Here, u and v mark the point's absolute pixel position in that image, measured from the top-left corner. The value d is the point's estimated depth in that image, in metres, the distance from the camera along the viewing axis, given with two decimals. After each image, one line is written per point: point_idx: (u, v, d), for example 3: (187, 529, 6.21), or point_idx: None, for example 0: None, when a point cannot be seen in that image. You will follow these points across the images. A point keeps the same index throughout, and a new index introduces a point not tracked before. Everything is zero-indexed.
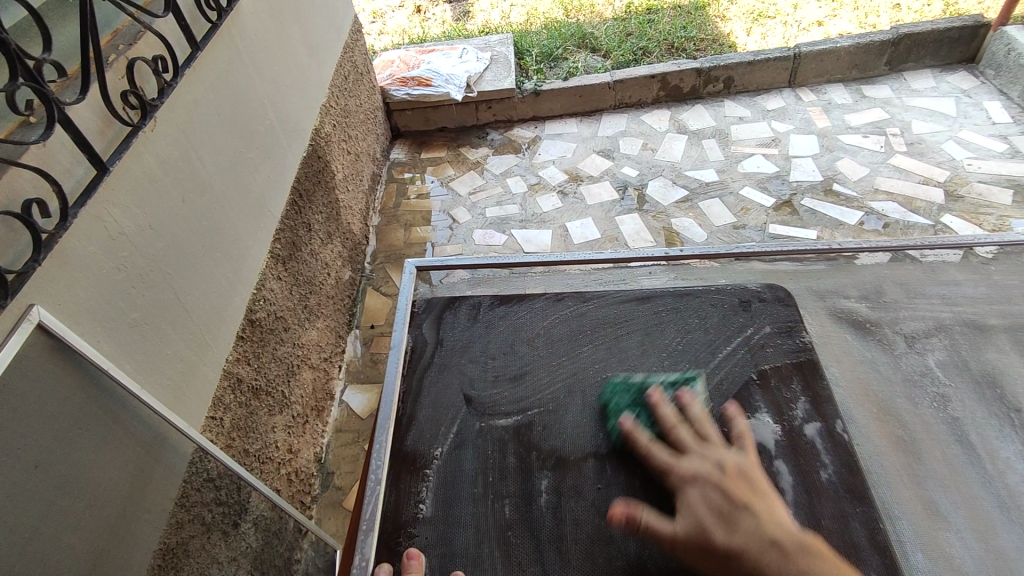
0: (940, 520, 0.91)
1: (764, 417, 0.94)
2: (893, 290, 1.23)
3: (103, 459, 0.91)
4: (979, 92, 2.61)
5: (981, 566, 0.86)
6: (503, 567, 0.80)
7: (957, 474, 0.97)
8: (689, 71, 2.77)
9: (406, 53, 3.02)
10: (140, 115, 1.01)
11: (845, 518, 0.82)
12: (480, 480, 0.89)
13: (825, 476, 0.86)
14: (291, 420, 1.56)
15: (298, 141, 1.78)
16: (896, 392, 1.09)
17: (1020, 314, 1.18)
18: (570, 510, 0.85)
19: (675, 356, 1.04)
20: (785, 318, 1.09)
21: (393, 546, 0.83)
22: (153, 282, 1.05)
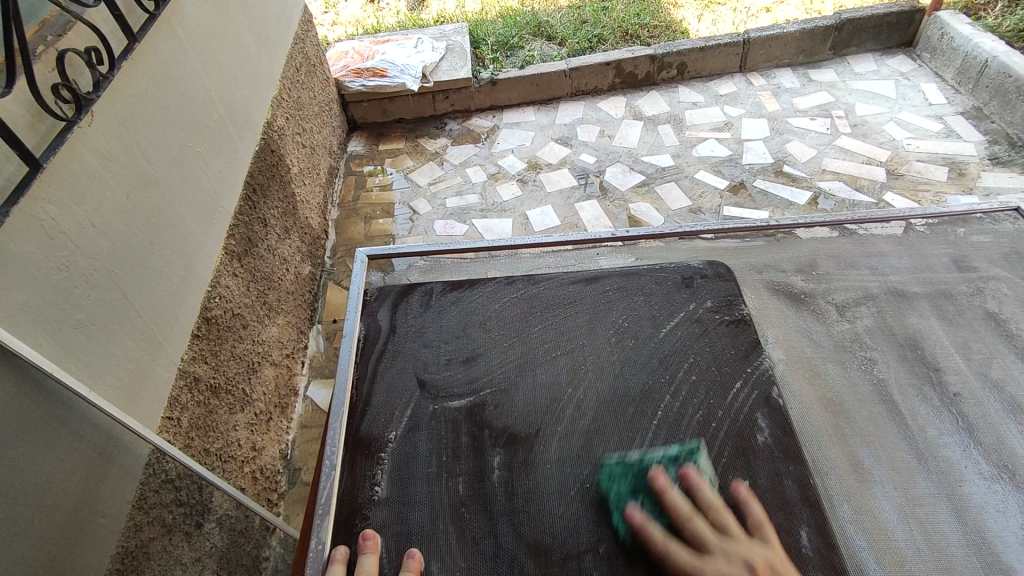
0: (864, 474, 0.91)
1: (707, 385, 0.98)
2: (826, 263, 1.23)
3: (52, 464, 0.89)
4: (917, 74, 2.72)
5: (901, 516, 0.86)
6: (457, 541, 0.82)
7: (881, 430, 0.96)
8: (643, 58, 2.80)
9: (359, 44, 2.98)
10: (74, 110, 0.97)
11: (780, 477, 0.86)
12: (435, 460, 0.91)
13: (761, 438, 0.90)
14: (253, 418, 1.54)
15: (249, 134, 1.74)
16: (827, 358, 1.07)
17: (940, 280, 1.18)
18: (521, 484, 0.87)
19: (623, 334, 1.07)
20: (724, 292, 1.13)
21: (349, 528, 0.84)
22: (99, 282, 1.02)
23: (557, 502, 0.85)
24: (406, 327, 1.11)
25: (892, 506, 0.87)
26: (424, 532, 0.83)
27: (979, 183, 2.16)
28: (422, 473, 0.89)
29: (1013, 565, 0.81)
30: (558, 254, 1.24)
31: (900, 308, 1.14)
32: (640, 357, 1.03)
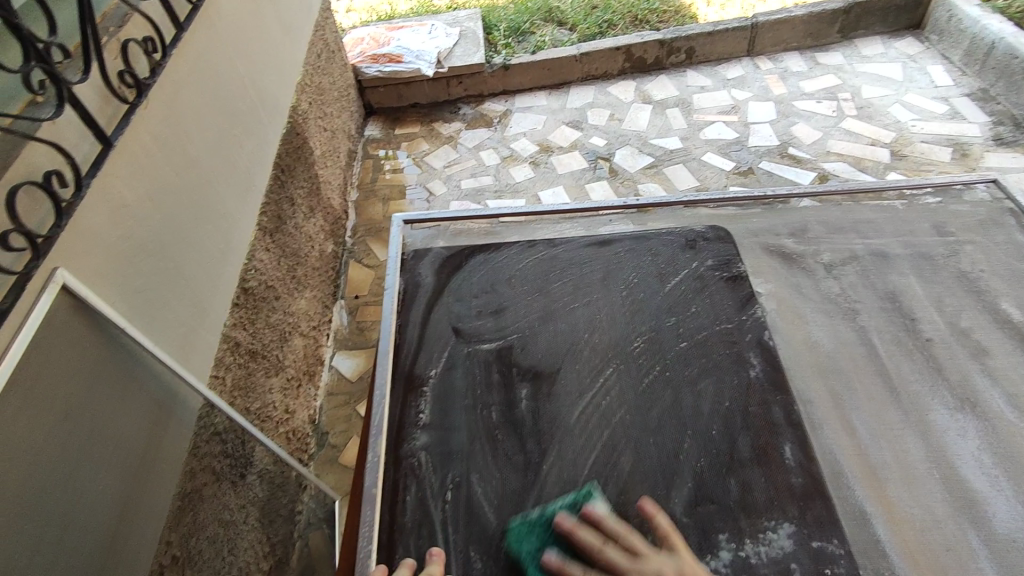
0: (840, 404, 0.99)
1: (707, 330, 1.08)
2: (816, 227, 1.28)
3: (127, 411, 1.01)
4: (924, 56, 2.76)
5: (875, 437, 0.94)
6: (492, 459, 0.92)
7: (861, 370, 1.03)
8: (652, 42, 2.86)
9: (375, 30, 3.05)
10: (136, 94, 1.07)
11: (768, 404, 0.97)
12: (470, 393, 1.01)
13: (754, 373, 1.01)
14: (286, 383, 1.65)
15: (278, 118, 1.84)
16: (813, 306, 1.14)
17: (922, 245, 1.24)
18: (545, 413, 0.97)
19: (632, 289, 1.16)
20: (724, 254, 1.22)
21: (397, 449, 0.95)
22: (156, 252, 1.13)
23: (579, 428, 0.95)
24: (433, 285, 1.20)
25: (865, 429, 0.95)
26: (463, 456, 0.93)
27: (981, 163, 2.22)
28: (461, 408, 0.99)
29: (969, 479, 0.89)
30: (572, 221, 1.33)
31: (883, 267, 1.20)
32: (648, 308, 1.12)
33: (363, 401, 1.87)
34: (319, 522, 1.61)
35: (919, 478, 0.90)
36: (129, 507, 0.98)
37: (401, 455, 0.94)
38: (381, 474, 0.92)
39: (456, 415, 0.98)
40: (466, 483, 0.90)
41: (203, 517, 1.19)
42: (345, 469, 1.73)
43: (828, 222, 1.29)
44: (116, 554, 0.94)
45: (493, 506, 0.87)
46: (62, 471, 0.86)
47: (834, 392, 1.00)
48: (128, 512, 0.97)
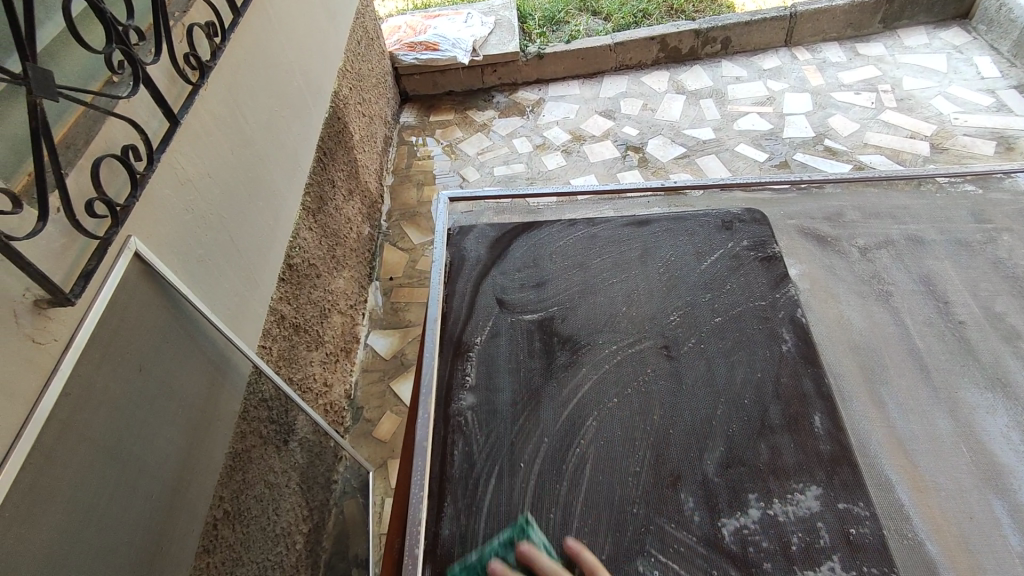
0: (873, 379, 1.02)
1: (741, 305, 1.10)
2: (852, 213, 1.29)
3: (188, 372, 1.08)
4: (970, 47, 2.70)
5: (904, 413, 0.97)
6: (532, 420, 0.97)
7: (892, 348, 1.06)
8: (688, 32, 2.85)
9: (412, 18, 3.10)
10: (199, 76, 1.14)
11: (799, 375, 0.99)
12: (513, 359, 1.05)
13: (786, 348, 1.03)
14: (325, 357, 1.72)
15: (322, 102, 1.91)
16: (848, 288, 1.16)
17: (959, 231, 1.24)
18: (584, 380, 1.01)
19: (667, 267, 1.18)
20: (759, 236, 1.23)
21: (446, 408, 1.00)
22: (213, 225, 1.20)
23: (618, 394, 0.99)
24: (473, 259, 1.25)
25: (895, 403, 0.98)
26: (505, 416, 0.98)
27: None
28: (503, 373, 1.04)
29: (998, 453, 0.92)
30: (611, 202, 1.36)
31: (918, 252, 1.21)
32: (684, 284, 1.15)
33: (396, 378, 1.94)
34: (352, 491, 1.67)
35: (945, 451, 0.93)
36: (189, 460, 1.05)
37: (449, 413, 0.99)
38: (431, 429, 0.97)
39: (501, 377, 1.03)
40: (508, 441, 0.94)
41: (250, 476, 1.26)
42: (379, 443, 1.79)
43: (863, 208, 1.30)
44: (178, 504, 1.01)
45: (534, 462, 0.91)
46: (134, 423, 0.94)
47: (867, 368, 1.03)
48: (189, 467, 1.05)
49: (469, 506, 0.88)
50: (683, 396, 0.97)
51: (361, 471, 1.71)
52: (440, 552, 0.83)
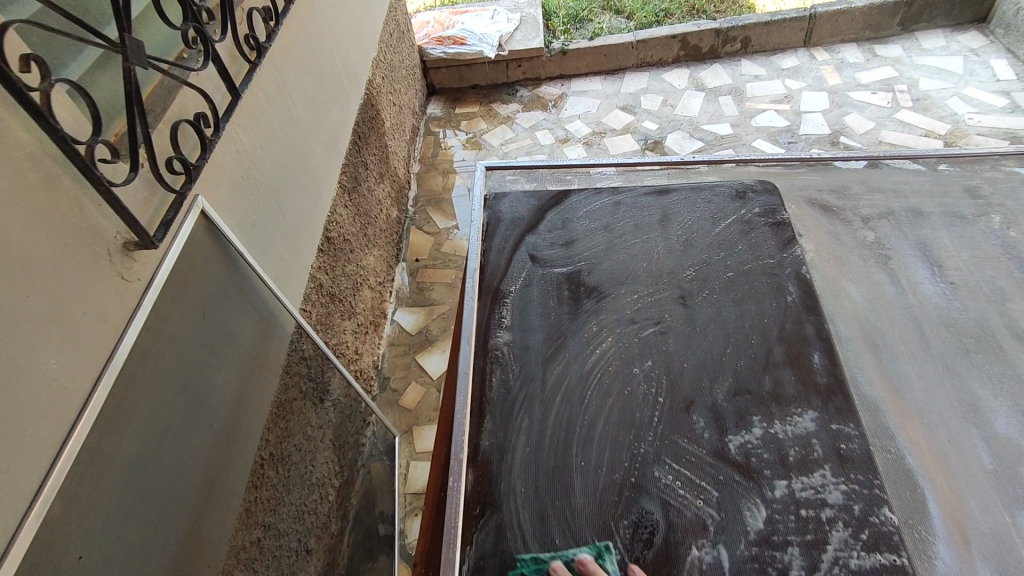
0: (875, 333, 1.07)
1: (752, 263, 1.16)
2: (857, 186, 1.34)
3: (240, 320, 1.17)
4: (987, 51, 2.74)
5: (904, 362, 1.02)
6: (564, 360, 1.01)
7: (893, 305, 1.11)
8: (708, 31, 2.93)
9: (440, 14, 3.21)
10: (256, 55, 1.25)
11: (801, 322, 1.04)
12: (545, 307, 1.11)
13: (791, 299, 1.08)
14: (357, 327, 1.83)
15: (357, 88, 2.02)
16: (851, 252, 1.21)
17: (964, 202, 1.28)
18: (612, 328, 1.06)
19: (683, 230, 1.24)
20: (771, 204, 1.28)
21: (484, 346, 1.05)
22: (265, 193, 1.30)
23: (644, 342, 1.03)
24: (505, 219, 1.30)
25: (893, 352, 1.04)
26: (537, 351, 1.03)
27: None
28: (535, 315, 1.09)
29: (988, 396, 0.97)
30: (633, 172, 1.40)
31: (916, 223, 1.25)
32: (699, 245, 1.20)
33: (421, 352, 2.04)
34: (379, 454, 1.76)
35: (944, 393, 0.98)
36: (242, 402, 1.15)
37: (488, 349, 1.04)
38: (471, 362, 1.02)
39: (535, 319, 1.08)
40: (540, 373, 1.00)
41: (292, 427, 1.37)
42: (405, 411, 1.90)
43: (868, 183, 1.34)
44: (234, 440, 1.12)
45: (565, 391, 0.97)
46: (198, 362, 1.04)
47: (874, 321, 1.09)
48: (241, 407, 1.15)
49: (506, 424, 0.93)
50: (698, 341, 1.03)
51: (388, 435, 1.81)
52: (480, 463, 0.89)
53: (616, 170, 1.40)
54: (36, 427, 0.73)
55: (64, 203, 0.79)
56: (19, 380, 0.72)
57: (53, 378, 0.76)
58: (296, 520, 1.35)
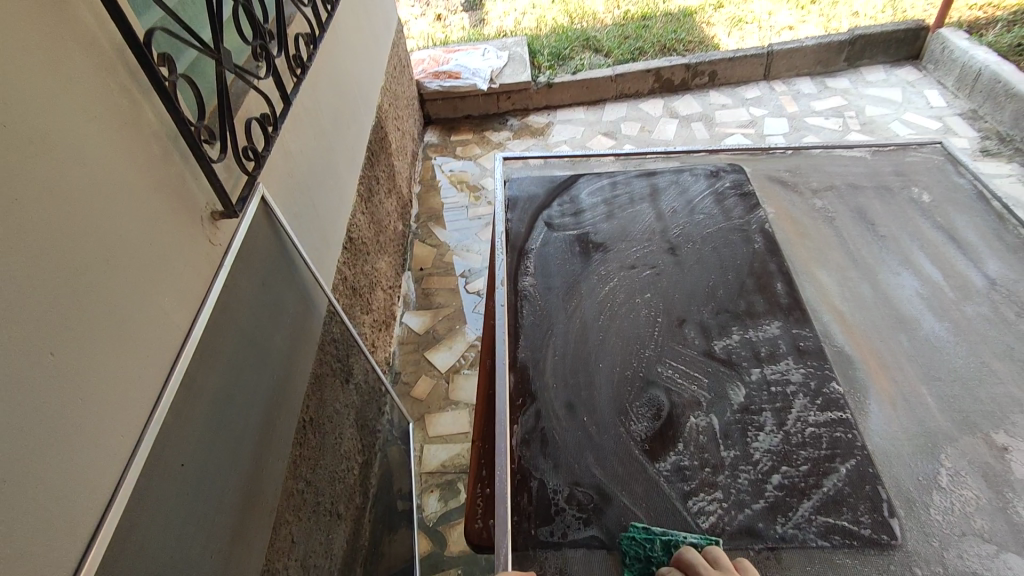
0: (851, 269, 1.17)
1: (722, 223, 1.29)
2: (806, 166, 1.47)
3: (284, 289, 1.32)
4: (922, 83, 3.10)
5: (878, 292, 1.12)
6: (583, 299, 1.15)
7: (864, 251, 1.21)
8: (679, 66, 3.25)
9: (435, 52, 3.50)
10: (299, 71, 1.46)
11: (766, 263, 1.17)
12: (564, 259, 1.24)
13: (758, 246, 1.22)
14: (373, 322, 1.98)
15: (369, 109, 2.24)
16: (802, 214, 1.32)
17: (905, 169, 1.43)
18: (622, 275, 1.19)
19: (663, 202, 1.37)
20: (739, 180, 1.42)
21: (515, 289, 1.18)
22: (303, 188, 1.48)
23: (650, 283, 1.17)
24: (521, 197, 1.42)
25: (875, 287, 1.13)
26: (559, 289, 1.17)
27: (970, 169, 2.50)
28: (555, 263, 1.24)
29: (954, 312, 1.07)
30: (620, 161, 1.55)
31: (853, 194, 1.37)
32: (684, 213, 1.33)
33: (429, 349, 2.20)
34: (395, 440, 1.87)
35: (908, 304, 1.09)
36: (289, 366, 1.30)
37: (518, 292, 1.17)
38: (505, 303, 1.15)
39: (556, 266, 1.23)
40: (561, 303, 1.14)
41: (325, 399, 1.51)
42: (418, 400, 2.05)
43: (815, 164, 1.47)
44: (282, 396, 1.25)
45: (587, 315, 1.11)
46: (257, 321, 1.19)
47: (848, 253, 1.21)
48: (286, 368, 1.29)
49: (538, 341, 1.07)
50: (691, 283, 1.15)
51: (403, 422, 1.94)
52: (520, 369, 1.02)
53: (604, 159, 1.56)
54: (152, 351, 0.87)
55: (175, 174, 0.96)
56: (143, 309, 0.86)
57: (164, 314, 0.90)
58: (330, 484, 1.47)
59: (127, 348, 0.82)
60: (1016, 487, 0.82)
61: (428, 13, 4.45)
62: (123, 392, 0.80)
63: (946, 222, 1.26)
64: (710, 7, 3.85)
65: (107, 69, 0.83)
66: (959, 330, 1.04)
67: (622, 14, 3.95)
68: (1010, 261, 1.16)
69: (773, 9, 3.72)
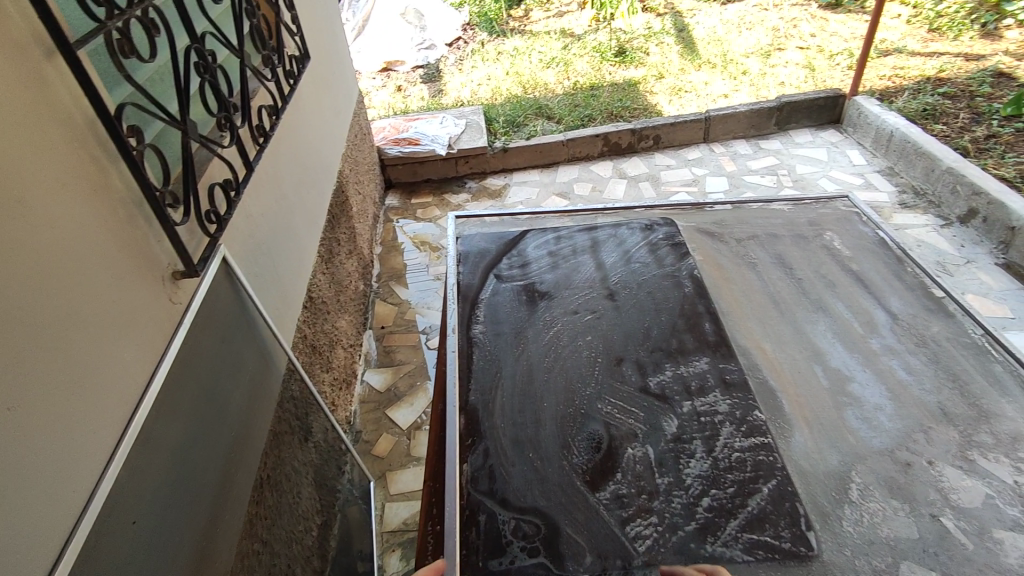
0: (772, 309, 1.28)
1: (655, 270, 1.40)
2: (731, 218, 1.61)
3: (244, 346, 1.35)
4: (844, 144, 3.40)
5: (795, 330, 1.23)
6: (531, 342, 1.21)
7: (782, 293, 1.33)
8: (625, 131, 3.49)
9: (395, 121, 3.67)
10: (262, 140, 1.54)
11: (694, 306, 1.27)
12: (513, 307, 1.32)
13: (688, 290, 1.32)
14: (333, 380, 1.99)
15: (330, 174, 2.33)
16: (727, 261, 1.44)
17: (817, 221, 1.58)
18: (567, 320, 1.27)
19: (602, 253, 1.48)
20: (672, 232, 1.54)
21: (466, 335, 1.24)
22: (262, 248, 1.53)
23: (593, 327, 1.24)
24: (472, 252, 1.51)
25: (793, 326, 1.24)
26: (509, 334, 1.24)
27: (891, 220, 2.72)
28: (505, 311, 1.31)
29: (860, 348, 1.18)
30: (564, 217, 1.66)
31: (773, 242, 1.50)
32: (619, 263, 1.44)
33: (391, 406, 2.21)
34: (355, 500, 1.84)
35: (823, 340, 1.20)
36: (248, 423, 1.32)
37: (469, 338, 1.23)
38: (457, 348, 1.21)
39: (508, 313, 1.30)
40: (511, 348, 1.21)
41: (283, 458, 1.50)
42: (379, 458, 2.04)
43: (739, 216, 1.61)
44: (240, 454, 1.26)
45: (535, 358, 1.17)
46: (215, 378, 1.22)
47: (770, 295, 1.32)
48: (245, 426, 1.31)
49: (489, 384, 1.12)
50: (628, 327, 1.23)
51: (363, 481, 1.91)
52: (469, 411, 1.07)
53: (548, 216, 1.67)
54: (110, 406, 0.89)
55: (138, 236, 1.01)
56: (102, 364, 0.89)
57: (122, 370, 0.93)
58: (286, 547, 1.44)
59: (85, 403, 0.84)
60: (918, 498, 0.92)
61: (390, 85, 4.67)
62: (80, 445, 0.82)
63: (855, 266, 1.41)
64: (652, 78, 4.17)
65: (78, 140, 0.89)
66: (867, 362, 1.15)
67: (571, 84, 4.24)
68: (908, 300, 1.29)
69: (709, 79, 4.05)
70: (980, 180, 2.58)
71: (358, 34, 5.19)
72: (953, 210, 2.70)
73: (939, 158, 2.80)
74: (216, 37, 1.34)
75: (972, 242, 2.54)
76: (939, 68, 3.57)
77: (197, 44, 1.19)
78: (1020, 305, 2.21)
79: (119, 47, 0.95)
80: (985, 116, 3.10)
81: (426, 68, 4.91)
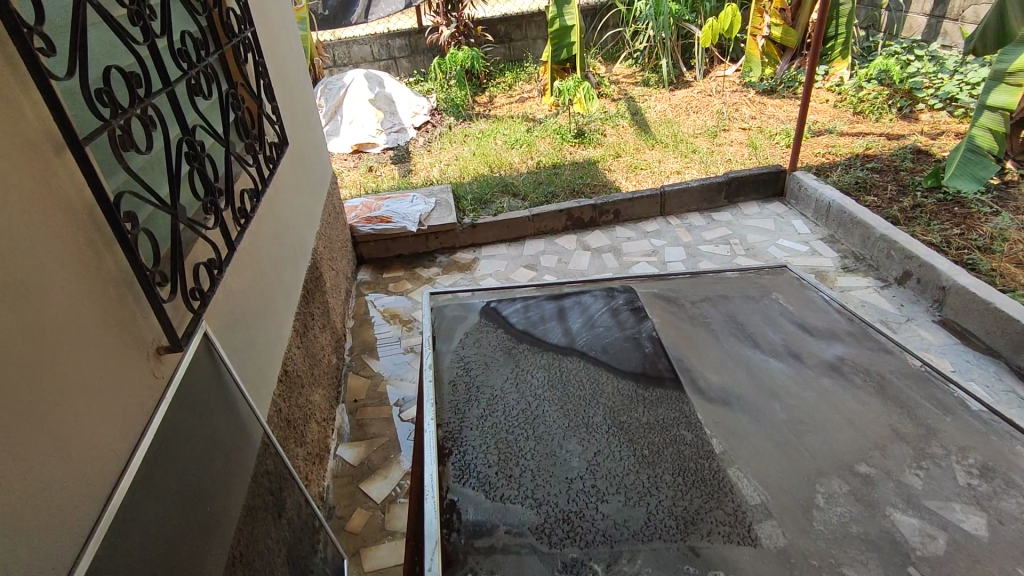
0: (728, 368, 1.38)
1: (619, 334, 1.49)
2: (686, 284, 1.74)
3: (221, 421, 1.37)
4: (788, 214, 3.67)
5: (751, 386, 1.32)
6: (506, 411, 1.30)
7: (736, 353, 1.44)
8: (587, 206, 3.70)
9: (367, 200, 3.81)
10: (243, 222, 1.62)
11: (656, 367, 1.36)
12: (489, 376, 1.41)
13: (649, 352, 1.42)
14: (307, 455, 1.98)
15: (305, 252, 2.41)
16: (685, 324, 1.55)
17: (764, 286, 1.73)
18: (539, 387, 1.36)
19: (569, 320, 1.58)
20: (633, 298, 1.65)
21: (446, 405, 1.33)
22: (241, 325, 1.58)
23: (565, 392, 1.34)
24: (445, 323, 1.59)
25: (748, 382, 1.33)
26: (484, 405, 1.32)
27: (836, 283, 2.92)
28: (479, 383, 1.40)
29: (809, 400, 1.28)
30: (532, 288, 1.77)
31: (725, 306, 1.63)
32: (585, 328, 1.53)
33: (365, 480, 2.19)
34: None
35: (775, 394, 1.30)
36: (223, 499, 1.32)
37: (449, 407, 1.32)
38: (437, 416, 1.29)
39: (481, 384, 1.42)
40: (483, 414, 1.30)
41: (256, 535, 1.48)
42: (353, 534, 2.00)
43: (694, 282, 1.75)
44: (213, 531, 1.25)
45: (512, 422, 1.27)
46: (193, 454, 1.23)
47: (725, 355, 1.43)
48: (221, 503, 1.31)
49: (466, 453, 1.20)
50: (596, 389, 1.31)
51: (337, 558, 1.87)
52: (448, 475, 1.14)
53: (517, 287, 1.77)
54: (91, 479, 0.91)
55: (127, 315, 1.06)
56: (87, 438, 0.91)
57: (104, 445, 0.95)
58: None
59: (68, 476, 0.86)
60: (868, 537, 0.98)
61: (361, 166, 4.87)
62: (62, 519, 0.83)
63: (800, 326, 1.53)
64: (609, 156, 4.46)
65: (79, 225, 0.96)
66: (815, 413, 1.25)
67: (535, 163, 4.50)
68: (848, 357, 1.41)
69: (662, 157, 4.36)
70: (910, 245, 2.82)
71: (329, 119, 5.44)
72: (890, 272, 2.93)
73: (872, 226, 3.05)
74: (205, 130, 1.45)
75: (910, 301, 2.74)
76: (866, 145, 3.95)
77: (189, 136, 1.29)
78: (958, 359, 2.37)
79: (121, 142, 1.05)
80: (910, 188, 3.42)
81: (396, 150, 5.15)
